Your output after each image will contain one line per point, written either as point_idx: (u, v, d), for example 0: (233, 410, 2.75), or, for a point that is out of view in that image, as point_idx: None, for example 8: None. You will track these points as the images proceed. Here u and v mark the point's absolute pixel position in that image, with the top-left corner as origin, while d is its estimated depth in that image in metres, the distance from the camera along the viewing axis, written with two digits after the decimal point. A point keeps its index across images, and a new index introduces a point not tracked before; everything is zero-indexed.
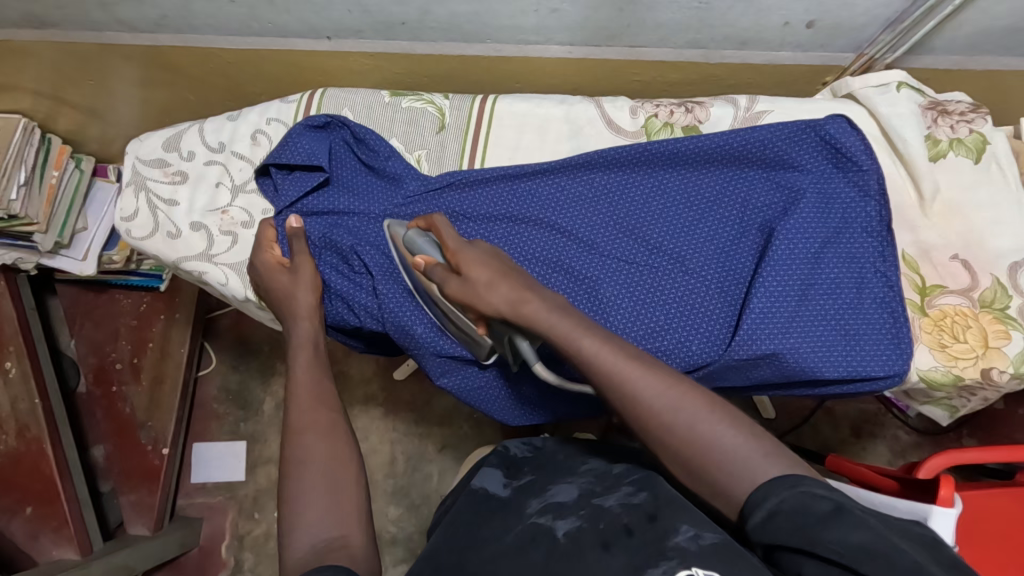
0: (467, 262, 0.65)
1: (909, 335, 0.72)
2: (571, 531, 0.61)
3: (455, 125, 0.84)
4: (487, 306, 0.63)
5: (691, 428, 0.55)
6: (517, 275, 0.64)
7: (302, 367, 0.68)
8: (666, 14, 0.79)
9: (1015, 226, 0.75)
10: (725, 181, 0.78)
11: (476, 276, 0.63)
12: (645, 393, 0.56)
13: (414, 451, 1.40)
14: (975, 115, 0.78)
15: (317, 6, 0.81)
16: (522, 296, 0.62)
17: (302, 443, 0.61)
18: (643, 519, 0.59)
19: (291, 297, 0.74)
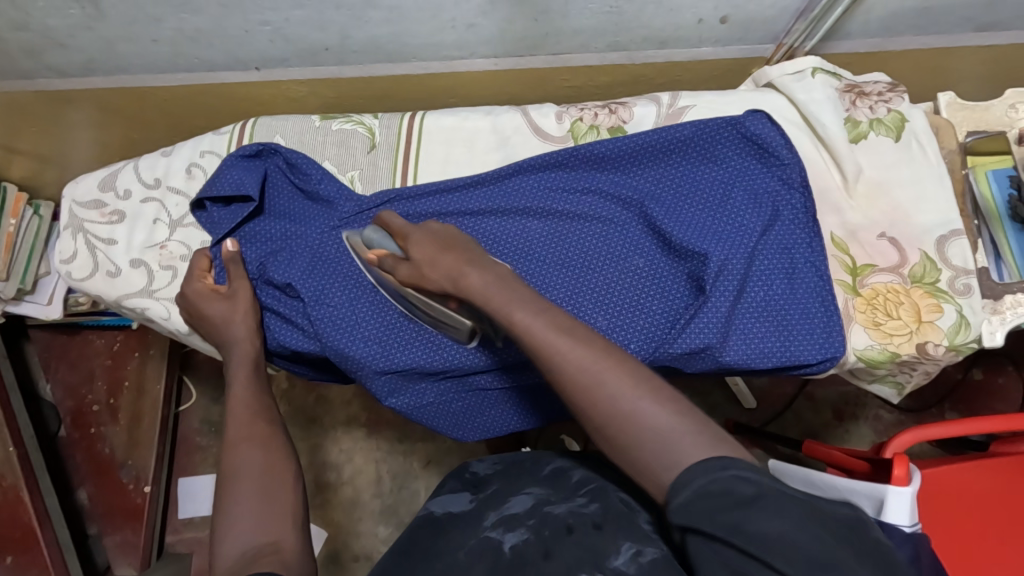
0: (414, 241, 0.68)
1: (841, 322, 0.73)
2: (516, 544, 0.63)
3: (385, 144, 0.85)
4: (434, 282, 0.66)
5: (621, 397, 0.52)
6: (467, 249, 0.66)
7: (241, 383, 0.72)
8: (582, 20, 0.80)
9: (939, 201, 0.76)
10: (654, 180, 0.79)
11: (420, 253, 0.67)
12: (573, 359, 0.54)
13: (400, 469, 1.40)
14: (892, 94, 0.79)
15: (239, 40, 0.82)
16: (459, 269, 0.64)
17: (237, 451, 0.64)
18: (588, 527, 0.64)
19: (229, 324, 0.75)
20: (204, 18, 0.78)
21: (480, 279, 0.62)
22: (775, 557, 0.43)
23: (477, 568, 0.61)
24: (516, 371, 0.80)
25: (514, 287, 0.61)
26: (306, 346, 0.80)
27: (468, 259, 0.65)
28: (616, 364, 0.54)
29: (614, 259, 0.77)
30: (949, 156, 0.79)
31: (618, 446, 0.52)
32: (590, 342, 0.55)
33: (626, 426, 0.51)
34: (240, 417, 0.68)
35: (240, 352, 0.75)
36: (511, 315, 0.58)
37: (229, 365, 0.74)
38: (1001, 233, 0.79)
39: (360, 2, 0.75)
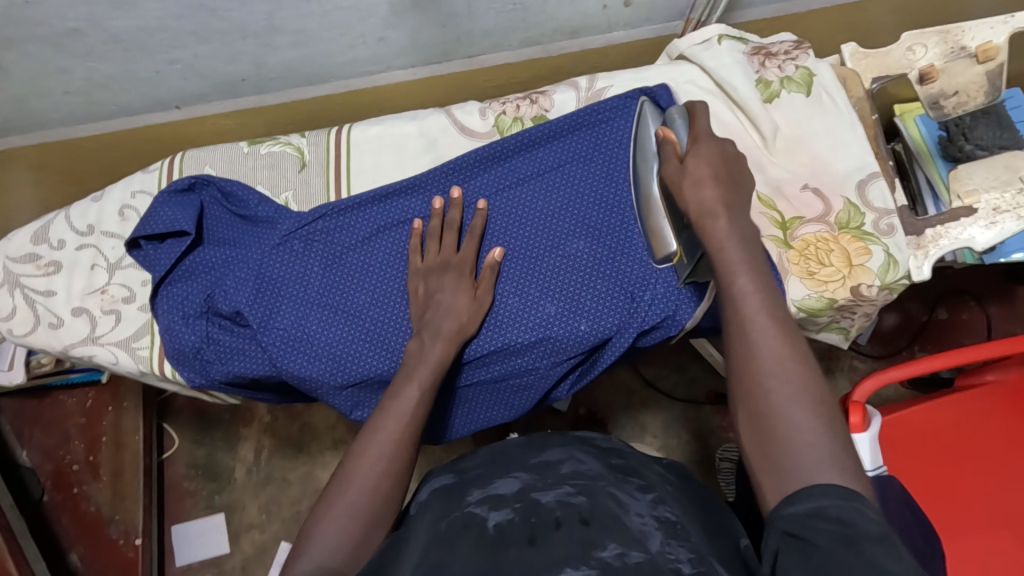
0: (694, 153, 0.65)
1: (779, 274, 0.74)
2: (502, 523, 0.57)
3: (315, 161, 0.85)
4: (685, 201, 0.64)
5: (782, 406, 0.51)
6: (735, 191, 0.63)
7: (376, 444, 0.63)
8: (487, 21, 0.81)
9: (853, 148, 0.79)
10: (584, 161, 0.81)
11: (696, 169, 0.64)
12: (766, 335, 0.54)
13: None
14: (798, 51, 0.81)
15: (152, 80, 0.82)
16: (715, 208, 0.61)
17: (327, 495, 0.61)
18: (577, 521, 0.55)
19: None
20: (111, 64, 0.77)
21: (728, 224, 0.60)
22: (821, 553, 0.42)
23: (460, 542, 0.55)
24: (472, 367, 0.79)
25: (756, 253, 0.59)
26: (257, 372, 0.79)
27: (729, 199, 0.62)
28: (785, 336, 0.54)
29: (556, 244, 0.78)
30: (859, 103, 0.82)
31: (761, 431, 0.52)
32: (780, 314, 0.55)
33: (774, 417, 0.51)
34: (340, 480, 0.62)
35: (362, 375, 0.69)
36: (724, 249, 0.59)
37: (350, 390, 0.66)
38: (934, 171, 0.89)
39: (264, 29, 0.75)
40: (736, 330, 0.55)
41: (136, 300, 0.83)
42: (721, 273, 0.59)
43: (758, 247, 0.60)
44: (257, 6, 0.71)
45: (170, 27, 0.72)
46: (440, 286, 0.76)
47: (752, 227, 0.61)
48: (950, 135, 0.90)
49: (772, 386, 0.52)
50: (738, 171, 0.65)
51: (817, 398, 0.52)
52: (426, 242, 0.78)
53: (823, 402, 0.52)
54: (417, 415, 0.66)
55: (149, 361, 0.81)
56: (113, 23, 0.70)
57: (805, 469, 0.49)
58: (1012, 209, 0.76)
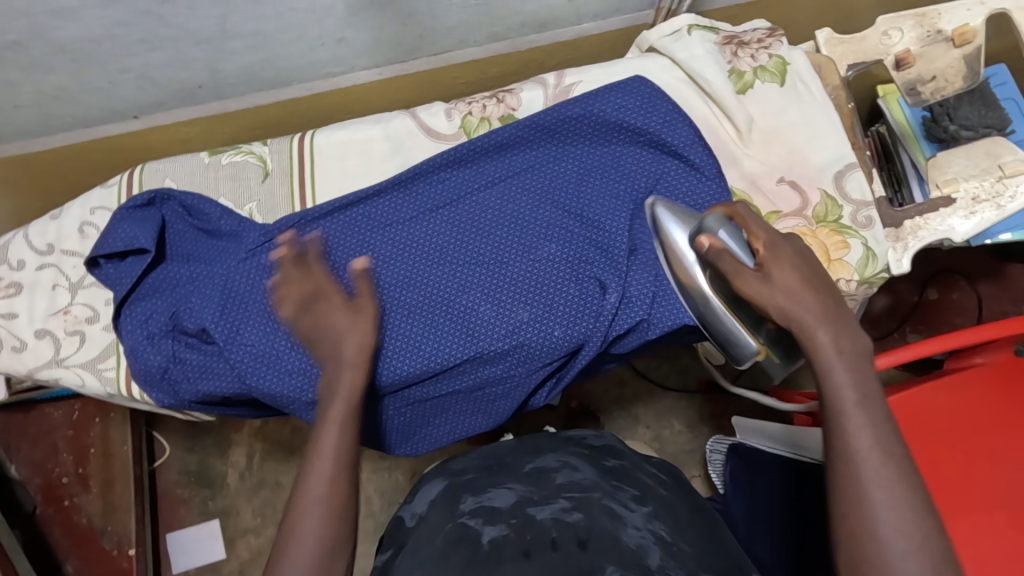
0: (775, 261, 0.61)
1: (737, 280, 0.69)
2: (496, 539, 0.57)
3: (278, 169, 0.83)
4: (771, 312, 0.60)
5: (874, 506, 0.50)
6: (830, 300, 0.59)
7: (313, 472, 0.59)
8: (451, 17, 0.78)
9: (831, 137, 0.76)
10: (553, 161, 0.78)
11: (783, 279, 0.59)
12: (864, 440, 0.53)
13: (388, 485, 1.36)
14: (772, 39, 0.79)
15: (106, 90, 0.79)
16: (813, 324, 0.58)
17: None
18: (574, 542, 0.55)
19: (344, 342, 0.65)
20: (61, 75, 0.74)
21: (827, 340, 0.56)
22: None
23: (450, 561, 0.56)
24: (446, 377, 0.78)
25: (862, 369, 0.56)
26: (228, 391, 0.77)
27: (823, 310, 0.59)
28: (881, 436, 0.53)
29: (527, 248, 0.76)
30: (834, 92, 0.80)
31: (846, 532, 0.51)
32: (886, 428, 0.53)
33: (863, 528, 0.50)
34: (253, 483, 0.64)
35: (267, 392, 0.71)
36: (818, 337, 0.57)
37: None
38: (920, 153, 0.87)
39: (216, 35, 0.73)
40: (831, 419, 0.54)
41: (100, 320, 0.81)
42: (826, 387, 0.55)
43: (866, 370, 0.57)
44: (207, 10, 0.68)
45: (117, 36, 0.69)
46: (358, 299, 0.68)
47: (858, 343, 0.57)
48: (934, 114, 0.87)
49: (875, 508, 0.50)
50: (821, 273, 0.62)
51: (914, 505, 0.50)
52: None
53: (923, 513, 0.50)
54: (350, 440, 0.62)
55: (116, 382, 0.79)
56: (56, 33, 0.67)
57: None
58: (990, 199, 0.74)
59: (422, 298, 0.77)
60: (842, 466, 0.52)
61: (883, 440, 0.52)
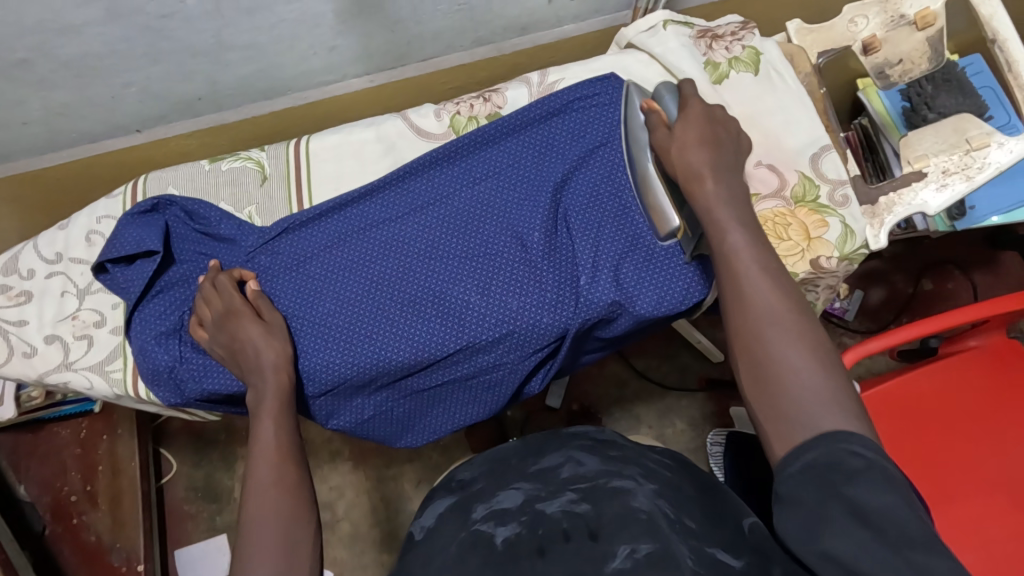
0: (682, 122, 0.68)
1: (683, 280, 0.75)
2: (510, 538, 0.59)
3: (276, 174, 0.86)
4: (674, 165, 0.66)
5: (772, 354, 0.54)
6: (721, 154, 0.66)
7: (266, 469, 0.64)
8: (435, 23, 0.82)
9: (805, 123, 0.79)
10: (537, 155, 0.81)
11: (683, 134, 0.67)
12: (753, 283, 0.57)
13: (394, 493, 1.37)
14: (744, 31, 0.83)
15: (109, 105, 0.83)
16: (704, 173, 0.64)
17: (256, 490, 0.63)
18: (585, 534, 0.57)
19: (257, 354, 0.73)
20: (66, 92, 0.78)
21: (716, 190, 0.62)
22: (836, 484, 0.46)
23: (470, 563, 0.58)
24: (440, 368, 0.80)
25: (745, 214, 0.62)
26: (229, 390, 0.79)
27: (715, 164, 0.65)
28: (773, 282, 0.57)
29: (515, 240, 0.79)
30: (806, 79, 0.83)
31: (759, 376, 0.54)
32: (776, 279, 0.58)
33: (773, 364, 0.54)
34: (267, 466, 0.64)
35: (271, 381, 0.71)
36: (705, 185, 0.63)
37: (261, 396, 0.70)
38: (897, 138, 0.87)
39: (212, 47, 0.76)
40: (730, 284, 0.58)
41: (107, 324, 0.83)
42: (713, 232, 0.62)
43: (751, 217, 0.63)
44: (204, 24, 0.72)
45: (119, 51, 0.73)
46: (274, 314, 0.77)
47: (741, 192, 0.64)
48: (913, 105, 0.87)
49: (768, 338, 0.55)
50: (731, 132, 0.69)
51: (807, 344, 0.54)
52: None
53: (811, 343, 0.54)
54: (285, 441, 0.67)
55: (123, 383, 0.81)
56: (63, 51, 0.71)
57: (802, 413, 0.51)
58: (960, 171, 0.77)
59: (415, 291, 0.80)
60: (734, 307, 0.58)
61: (771, 274, 0.58)
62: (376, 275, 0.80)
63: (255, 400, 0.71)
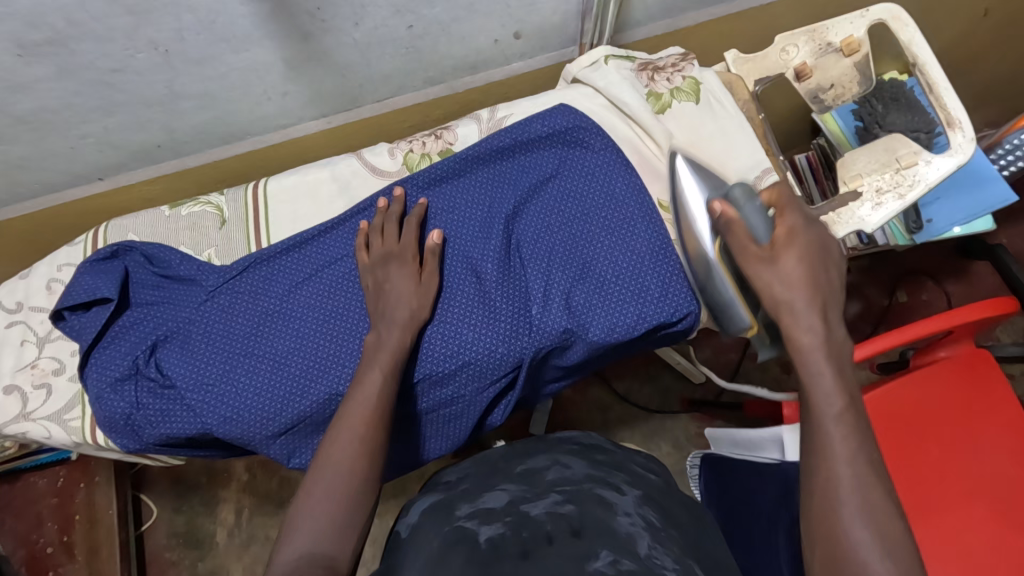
0: (783, 244, 0.67)
1: (634, 306, 0.76)
2: (494, 537, 0.57)
3: (234, 216, 0.88)
4: (766, 288, 0.66)
5: (846, 523, 0.53)
6: (818, 283, 0.65)
7: (345, 427, 0.64)
8: (384, 66, 0.85)
9: (747, 148, 0.82)
10: (490, 186, 0.83)
11: (781, 258, 0.66)
12: (841, 448, 0.56)
13: (379, 531, 1.34)
14: (684, 63, 0.86)
15: (68, 156, 0.85)
16: (797, 307, 0.64)
17: (337, 437, 0.63)
18: (568, 533, 0.56)
19: (391, 306, 0.74)
20: (23, 145, 0.80)
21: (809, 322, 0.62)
22: None
23: (449, 561, 0.54)
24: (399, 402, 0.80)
25: (847, 367, 0.61)
26: (188, 432, 0.79)
27: (815, 298, 0.64)
28: (859, 448, 0.56)
29: (467, 271, 0.79)
30: (746, 106, 0.87)
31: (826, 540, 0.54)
32: (865, 443, 0.57)
33: (834, 536, 0.54)
34: (360, 411, 0.65)
35: (396, 334, 0.72)
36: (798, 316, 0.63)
37: (381, 346, 0.71)
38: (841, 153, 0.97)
39: (165, 96, 0.79)
40: (815, 437, 0.58)
41: (66, 372, 0.83)
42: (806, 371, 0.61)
43: (846, 359, 0.62)
44: (154, 76, 0.75)
45: (73, 105, 0.76)
46: (385, 275, 0.76)
47: (842, 333, 0.63)
48: (866, 124, 0.92)
49: (845, 530, 0.53)
50: (826, 255, 0.67)
51: (889, 535, 0.52)
52: (371, 237, 0.80)
53: (896, 533, 0.53)
54: (382, 398, 0.67)
55: (81, 431, 0.81)
56: (17, 107, 0.74)
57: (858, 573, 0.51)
58: (892, 189, 0.79)
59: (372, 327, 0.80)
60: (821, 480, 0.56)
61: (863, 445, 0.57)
62: (332, 312, 0.81)
63: (374, 348, 0.71)
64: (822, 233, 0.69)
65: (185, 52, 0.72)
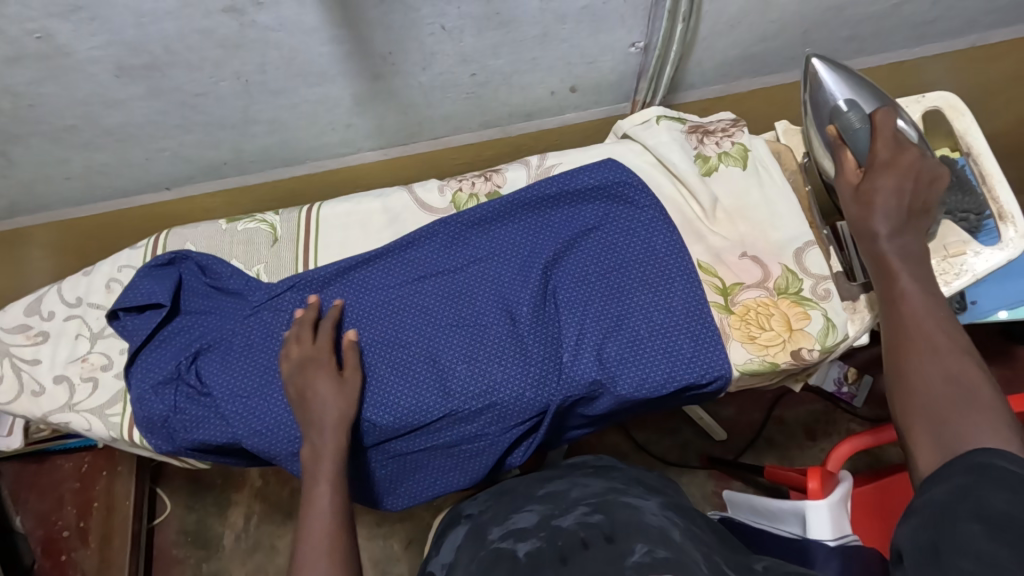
0: (875, 164, 0.69)
1: (666, 364, 0.77)
2: (532, 552, 0.59)
3: (286, 236, 0.92)
4: (855, 208, 0.69)
5: (918, 377, 0.57)
6: (913, 203, 0.67)
7: (309, 544, 0.67)
8: (444, 108, 0.89)
9: (791, 218, 0.82)
10: (531, 232, 0.85)
11: (875, 178, 0.68)
12: (920, 328, 0.60)
13: (382, 554, 1.34)
14: (735, 129, 0.88)
15: (143, 166, 0.91)
16: (872, 221, 0.67)
17: (304, 553, 0.66)
18: (601, 539, 0.58)
19: (323, 411, 0.75)
20: (106, 153, 0.86)
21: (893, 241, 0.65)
22: (986, 516, 0.44)
23: None
24: (426, 434, 0.81)
25: (921, 265, 0.64)
26: (219, 440, 0.81)
27: (900, 213, 0.66)
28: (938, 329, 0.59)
29: (502, 314, 0.81)
30: (792, 176, 0.87)
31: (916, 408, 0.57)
32: (936, 317, 0.60)
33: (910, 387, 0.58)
34: (318, 529, 0.68)
35: (331, 440, 0.74)
36: (874, 228, 0.66)
37: (318, 456, 0.73)
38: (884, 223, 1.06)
39: (240, 121, 0.84)
40: (890, 326, 0.62)
41: (113, 368, 0.87)
42: (881, 275, 0.65)
43: (925, 261, 0.65)
44: (233, 101, 0.80)
45: (157, 122, 0.81)
46: (307, 382, 0.77)
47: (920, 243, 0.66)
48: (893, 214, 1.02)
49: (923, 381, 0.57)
50: (932, 186, 0.68)
51: (972, 388, 0.55)
52: (303, 332, 0.81)
53: (966, 372, 0.56)
54: (334, 515, 0.69)
55: (119, 427, 0.85)
56: (107, 119, 0.80)
57: (963, 435, 0.52)
58: (937, 275, 0.77)
59: (407, 357, 0.82)
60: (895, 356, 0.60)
61: (941, 323, 0.60)
62: (371, 337, 0.83)
63: (313, 459, 0.73)
64: (916, 159, 0.68)
65: (264, 84, 0.77)
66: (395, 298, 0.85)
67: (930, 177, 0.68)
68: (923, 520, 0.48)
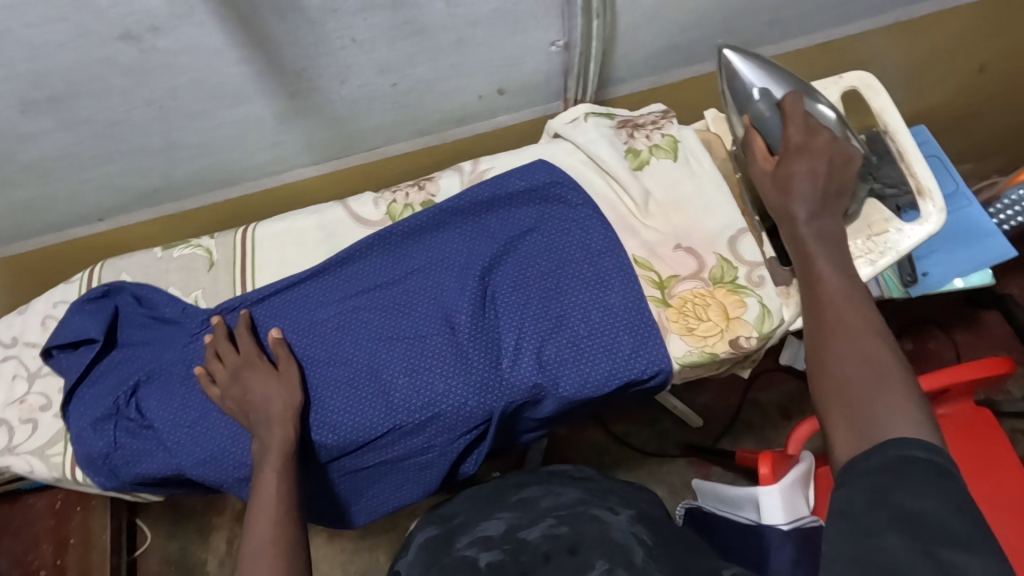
0: (788, 149, 0.70)
1: (606, 361, 0.77)
2: (493, 562, 0.61)
3: (223, 259, 0.90)
4: (772, 192, 0.70)
5: (832, 358, 0.57)
6: (828, 183, 0.68)
7: (257, 545, 0.66)
8: (372, 120, 0.88)
9: (724, 207, 0.82)
10: (466, 239, 0.84)
11: (788, 163, 0.69)
12: (837, 308, 0.60)
13: (367, 567, 1.33)
14: (664, 120, 0.88)
15: (71, 199, 0.89)
16: (790, 205, 0.67)
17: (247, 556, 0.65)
18: (565, 552, 0.60)
19: (259, 410, 0.76)
20: (28, 189, 0.85)
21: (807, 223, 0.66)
22: (908, 523, 0.45)
23: None
24: (373, 450, 0.81)
25: (839, 248, 0.65)
26: (162, 473, 0.80)
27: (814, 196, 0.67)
28: (854, 311, 0.59)
29: (441, 324, 0.81)
30: (723, 164, 0.87)
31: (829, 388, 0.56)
32: (852, 296, 0.60)
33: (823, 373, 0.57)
34: (261, 532, 0.67)
35: (269, 440, 0.74)
36: (793, 213, 0.67)
37: (258, 460, 0.73)
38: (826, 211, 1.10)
39: (164, 147, 0.82)
40: (811, 308, 0.62)
41: (52, 408, 0.86)
42: (799, 256, 0.66)
43: (842, 243, 0.66)
44: (152, 128, 0.78)
45: (75, 154, 0.80)
46: (244, 389, 0.77)
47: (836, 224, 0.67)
48: None
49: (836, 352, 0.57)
50: (848, 167, 0.69)
51: (888, 371, 0.55)
52: (222, 355, 0.80)
53: (881, 353, 0.56)
54: (281, 515, 0.69)
55: (62, 467, 0.83)
56: (23, 156, 0.78)
57: (883, 418, 0.52)
58: (865, 255, 0.78)
59: (348, 374, 0.81)
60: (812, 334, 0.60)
61: (856, 301, 0.60)
62: (312, 356, 0.82)
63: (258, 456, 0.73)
64: (830, 141, 0.69)
65: (181, 108, 0.76)
66: (331, 315, 0.83)
67: (844, 157, 0.68)
68: (839, 527, 0.47)
